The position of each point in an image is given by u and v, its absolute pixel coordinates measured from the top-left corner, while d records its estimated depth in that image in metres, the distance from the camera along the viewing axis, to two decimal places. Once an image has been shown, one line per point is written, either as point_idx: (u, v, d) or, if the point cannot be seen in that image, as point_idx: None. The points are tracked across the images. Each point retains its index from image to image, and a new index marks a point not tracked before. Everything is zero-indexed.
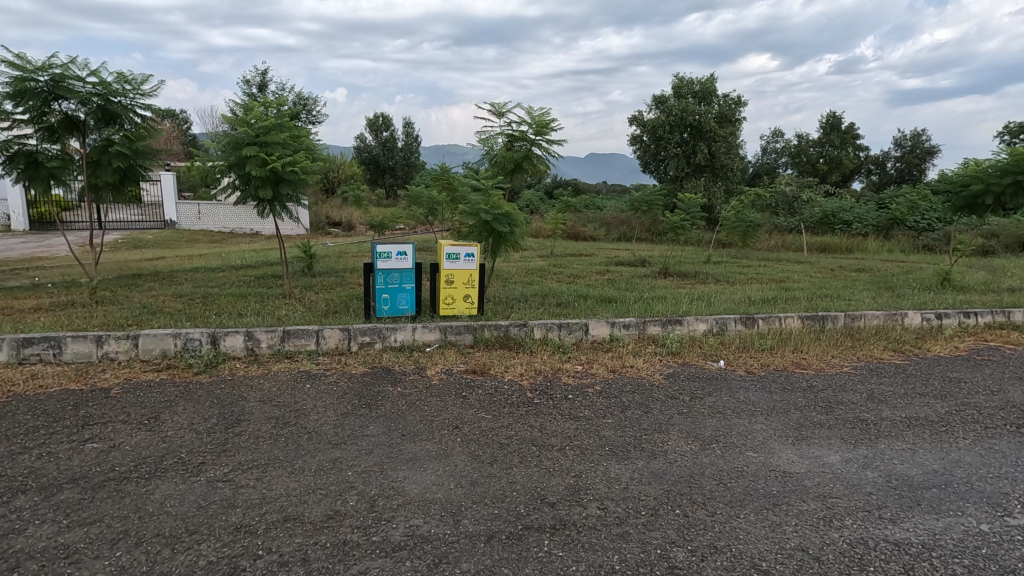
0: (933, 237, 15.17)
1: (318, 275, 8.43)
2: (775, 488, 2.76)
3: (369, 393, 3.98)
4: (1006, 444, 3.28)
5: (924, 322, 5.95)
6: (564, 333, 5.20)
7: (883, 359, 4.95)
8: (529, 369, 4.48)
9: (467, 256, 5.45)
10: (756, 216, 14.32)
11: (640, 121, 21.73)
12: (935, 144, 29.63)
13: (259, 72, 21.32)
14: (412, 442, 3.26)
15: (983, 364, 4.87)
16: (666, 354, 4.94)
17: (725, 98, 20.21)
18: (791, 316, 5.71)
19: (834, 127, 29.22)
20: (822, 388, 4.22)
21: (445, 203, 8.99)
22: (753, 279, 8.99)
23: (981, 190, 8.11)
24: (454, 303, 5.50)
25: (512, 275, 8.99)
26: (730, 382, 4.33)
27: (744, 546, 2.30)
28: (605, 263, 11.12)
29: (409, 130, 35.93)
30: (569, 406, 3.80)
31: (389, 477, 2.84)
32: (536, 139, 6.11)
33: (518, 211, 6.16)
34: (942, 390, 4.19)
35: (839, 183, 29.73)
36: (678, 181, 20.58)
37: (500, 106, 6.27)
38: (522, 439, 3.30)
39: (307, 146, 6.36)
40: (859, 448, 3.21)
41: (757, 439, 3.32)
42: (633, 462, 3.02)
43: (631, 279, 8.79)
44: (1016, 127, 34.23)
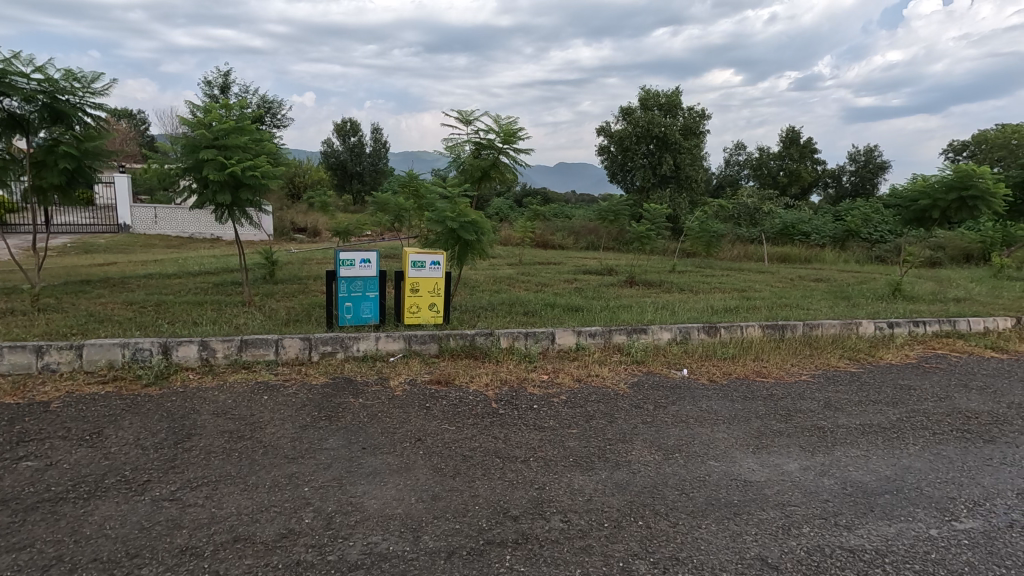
0: (885, 249, 15.83)
1: (280, 282, 8.22)
2: (736, 497, 2.78)
3: (329, 404, 3.87)
4: (953, 450, 3.40)
5: (877, 331, 6.16)
6: (530, 342, 5.18)
7: (838, 367, 5.09)
8: (494, 379, 4.43)
9: (433, 264, 5.39)
10: (719, 227, 14.70)
11: (608, 132, 22.08)
12: (886, 160, 31.03)
13: (221, 74, 20.82)
14: (372, 455, 3.17)
15: (931, 371, 5.08)
16: (631, 363, 4.98)
17: (690, 110, 20.74)
18: (752, 325, 5.83)
19: (793, 142, 30.32)
20: (782, 396, 4.31)
21: (411, 211, 8.90)
22: (715, 288, 9.20)
23: (928, 205, 8.49)
24: (419, 312, 5.42)
25: (480, 283, 8.95)
26: (693, 391, 4.37)
27: (704, 556, 2.30)
28: (573, 272, 11.20)
29: (378, 136, 35.66)
30: (533, 417, 3.77)
31: (347, 492, 2.75)
32: (503, 147, 6.12)
33: (485, 219, 6.11)
34: (894, 397, 4.34)
35: (797, 196, 30.82)
36: (645, 191, 20.95)
37: (466, 114, 6.27)
38: (486, 451, 3.25)
39: (268, 151, 6.19)
40: (816, 455, 3.28)
41: (718, 448, 3.35)
42: (596, 473, 3.01)
43: (599, 288, 8.86)
44: (960, 144, 36.23)
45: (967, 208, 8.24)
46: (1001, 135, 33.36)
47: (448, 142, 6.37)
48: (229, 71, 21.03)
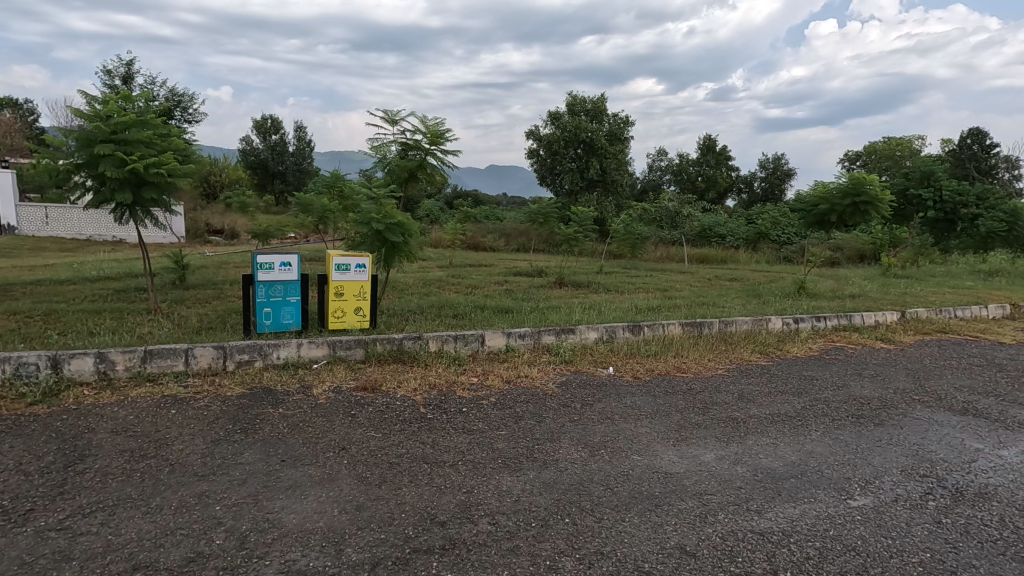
0: (792, 250, 17.09)
1: (192, 287, 7.69)
2: (657, 489, 2.89)
3: (245, 416, 3.65)
4: (849, 434, 3.71)
5: (784, 326, 6.63)
6: (460, 344, 5.15)
7: (751, 361, 5.42)
8: (423, 383, 4.36)
9: (359, 267, 5.22)
10: (643, 230, 15.29)
11: (537, 136, 22.45)
12: (791, 168, 33.54)
13: (123, 63, 19.29)
14: (292, 468, 3.02)
15: (831, 362, 5.53)
16: (560, 362, 5.06)
17: (615, 117, 21.46)
18: (673, 323, 6.11)
19: (709, 149, 32.13)
20: (700, 390, 4.53)
21: (336, 212, 8.62)
22: (639, 288, 9.57)
23: (826, 210, 9.25)
24: (344, 317, 5.23)
25: (409, 286, 8.79)
26: (618, 388, 4.51)
27: (627, 549, 2.37)
28: (504, 274, 11.25)
29: (302, 134, 34.33)
30: (462, 420, 3.74)
31: (263, 509, 2.61)
32: (430, 148, 6.06)
33: (412, 220, 5.99)
34: (799, 387, 4.68)
35: (714, 200, 32.67)
36: (573, 194, 21.44)
37: (392, 114, 6.15)
38: (413, 456, 3.19)
39: (176, 147, 5.77)
40: (730, 445, 3.47)
41: (641, 443, 3.47)
42: (525, 474, 3.02)
43: (529, 289, 8.95)
44: (853, 154, 39.88)
45: (860, 213, 9.05)
46: (888, 147, 37.09)
47: (373, 142, 6.23)
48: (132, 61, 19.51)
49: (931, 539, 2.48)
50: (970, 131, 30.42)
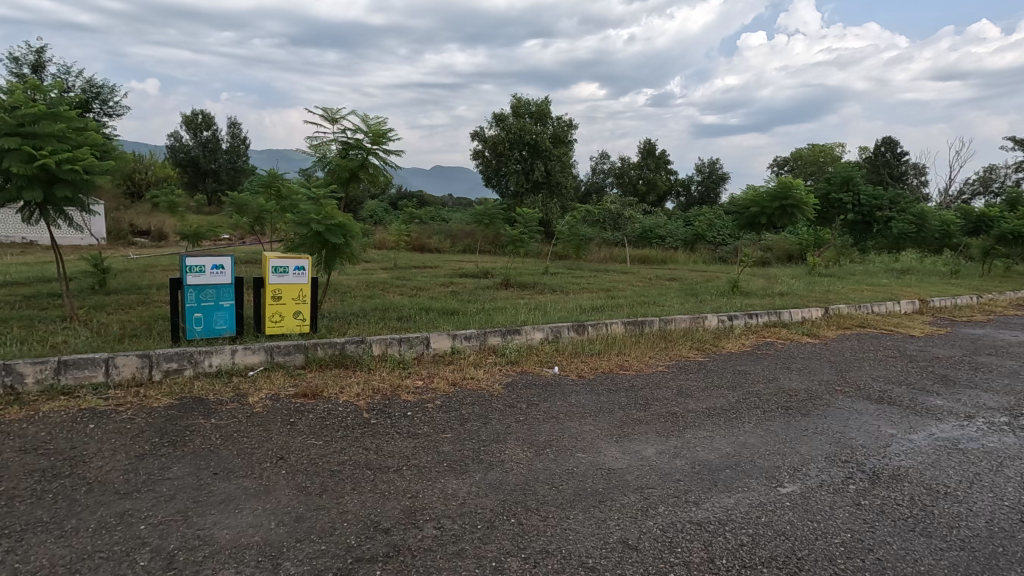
0: (727, 250, 17.91)
1: (113, 292, 7.19)
2: (600, 486, 2.94)
3: (174, 429, 3.45)
4: (778, 424, 3.92)
5: (720, 323, 6.93)
6: (404, 348, 5.07)
7: (689, 358, 5.63)
8: (366, 388, 4.25)
9: (298, 269, 5.04)
10: (587, 231, 15.61)
11: (482, 137, 22.48)
12: (725, 172, 35.15)
13: (33, 51, 17.84)
14: (226, 481, 2.87)
15: (762, 356, 5.83)
16: (506, 363, 5.07)
17: (559, 120, 21.81)
18: (616, 322, 6.27)
19: (650, 153, 33.18)
20: (641, 386, 4.67)
21: (274, 212, 8.29)
22: (583, 288, 9.76)
23: (757, 212, 9.74)
24: (282, 321, 5.03)
25: (352, 289, 8.58)
26: (564, 387, 4.57)
27: (571, 546, 2.40)
28: (450, 275, 11.18)
29: (236, 131, 32.86)
30: (407, 424, 3.68)
31: (193, 525, 2.47)
32: (373, 148, 5.94)
33: (354, 222, 5.83)
34: (733, 381, 4.91)
35: (654, 202, 33.75)
36: (519, 196, 21.60)
37: (332, 112, 5.99)
38: (356, 463, 3.11)
39: (94, 142, 5.41)
40: (670, 439, 3.59)
41: (585, 440, 3.53)
42: (470, 476, 3.01)
43: (475, 291, 8.93)
44: (782, 160, 42.25)
45: (787, 215, 9.58)
46: (812, 154, 39.57)
47: (312, 141, 6.04)
48: (43, 49, 18.07)
49: (851, 520, 2.65)
50: (883, 140, 32.80)
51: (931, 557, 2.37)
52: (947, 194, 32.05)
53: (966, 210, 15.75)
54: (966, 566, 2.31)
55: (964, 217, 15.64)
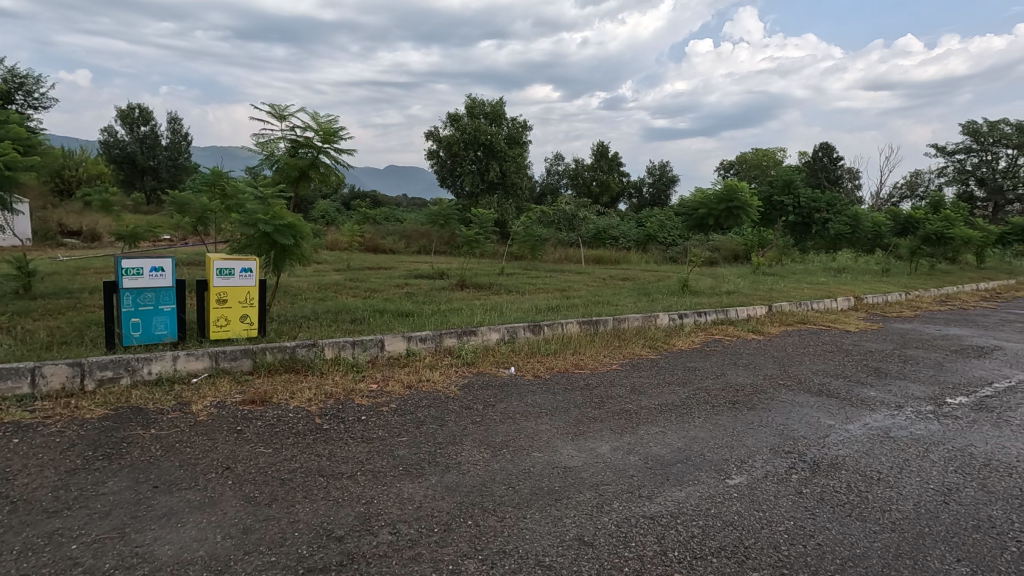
0: (677, 251, 18.45)
1: (40, 297, 6.73)
2: (557, 484, 2.97)
3: (109, 441, 3.25)
4: (726, 418, 4.07)
5: (670, 322, 7.14)
6: (358, 350, 4.97)
7: (641, 355, 5.77)
8: (318, 393, 4.14)
9: (245, 271, 4.86)
10: (542, 232, 15.75)
11: (436, 137, 22.34)
12: (675, 175, 36.20)
13: None
14: (167, 494, 2.73)
15: (711, 353, 6.04)
16: (462, 365, 5.05)
17: (514, 121, 21.92)
18: (571, 322, 6.35)
19: (603, 155, 33.79)
20: (596, 385, 4.75)
21: (218, 211, 7.97)
22: (539, 288, 9.83)
23: (705, 214, 10.08)
24: (227, 325, 4.84)
25: (303, 291, 8.35)
26: (520, 387, 4.59)
27: (528, 545, 2.41)
28: (404, 276, 11.03)
29: (176, 127, 31.43)
30: (361, 429, 3.61)
31: (131, 542, 2.33)
32: (323, 147, 5.80)
33: (304, 222, 5.67)
34: (684, 377, 5.07)
35: (608, 203, 34.41)
36: (474, 197, 21.56)
37: (280, 108, 5.81)
38: (308, 470, 3.02)
39: (17, 136, 5.04)
40: (624, 436, 3.66)
41: (542, 439, 3.56)
42: (426, 479, 2.98)
43: (431, 292, 8.85)
44: (728, 163, 43.90)
45: (733, 217, 9.95)
46: (756, 158, 41.32)
47: (258, 139, 5.86)
48: None
49: (794, 508, 2.77)
50: (820, 145, 34.56)
51: (866, 540, 2.51)
52: (878, 197, 34.08)
53: (895, 212, 16.80)
54: (897, 546, 2.46)
55: (894, 218, 16.66)
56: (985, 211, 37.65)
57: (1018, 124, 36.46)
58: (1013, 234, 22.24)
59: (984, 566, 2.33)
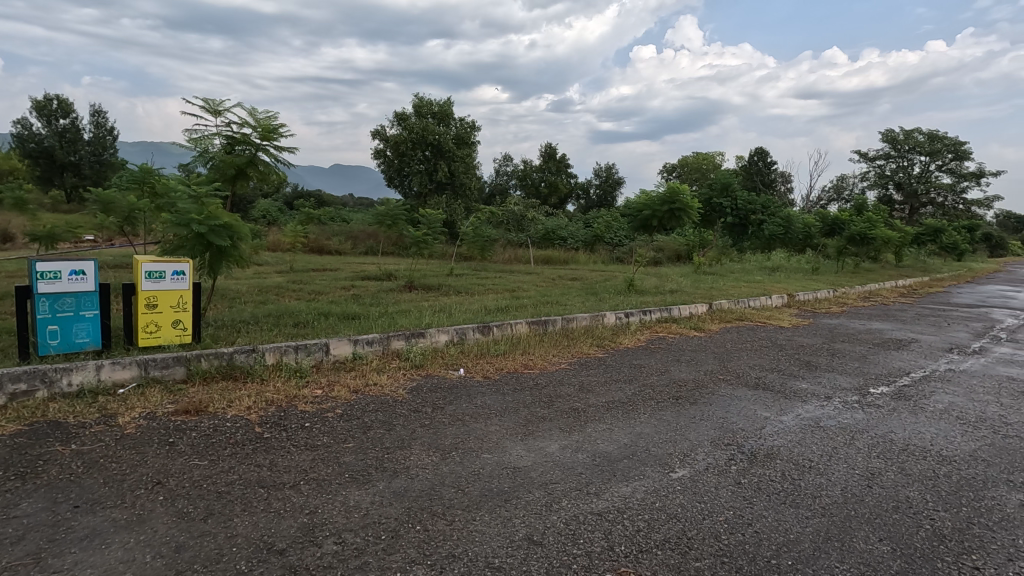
0: (623, 251, 18.92)
1: None
2: (506, 485, 2.97)
3: (23, 459, 3.00)
4: (670, 413, 4.20)
5: (617, 320, 7.32)
6: (301, 355, 4.82)
7: (589, 354, 5.87)
8: (258, 401, 3.97)
9: (177, 274, 4.61)
10: (491, 232, 15.77)
11: (383, 136, 21.97)
12: (621, 177, 37.11)
13: None
14: (90, 514, 2.55)
15: (656, 350, 6.22)
16: (410, 367, 4.97)
17: (462, 122, 21.84)
18: (520, 322, 6.40)
19: (550, 157, 34.20)
20: (545, 384, 4.79)
21: (147, 210, 7.52)
22: (488, 289, 9.83)
23: (649, 215, 10.38)
24: (158, 332, 4.56)
25: (242, 294, 8.00)
26: (470, 389, 4.57)
27: (477, 547, 2.40)
28: (351, 278, 10.78)
29: (100, 120, 29.43)
30: (304, 436, 3.49)
31: (47, 569, 2.16)
32: (262, 144, 5.58)
33: (241, 222, 5.42)
34: (630, 374, 5.19)
35: (556, 204, 34.85)
36: (422, 197, 21.34)
37: (215, 103, 5.55)
38: (246, 482, 2.89)
39: None
40: (573, 434, 3.71)
41: (491, 441, 3.55)
42: (374, 485, 2.91)
43: (378, 293, 8.68)
44: (670, 166, 45.39)
45: (675, 219, 10.30)
46: (696, 161, 43.00)
47: (191, 134, 5.58)
48: None
49: (733, 499, 2.89)
50: (756, 150, 36.27)
51: (799, 525, 2.64)
52: (808, 200, 36.14)
53: (823, 214, 17.86)
54: (827, 530, 2.60)
55: (822, 220, 17.70)
56: (902, 213, 40.66)
57: (930, 133, 39.50)
58: (926, 235, 24.09)
59: (902, 543, 2.51)
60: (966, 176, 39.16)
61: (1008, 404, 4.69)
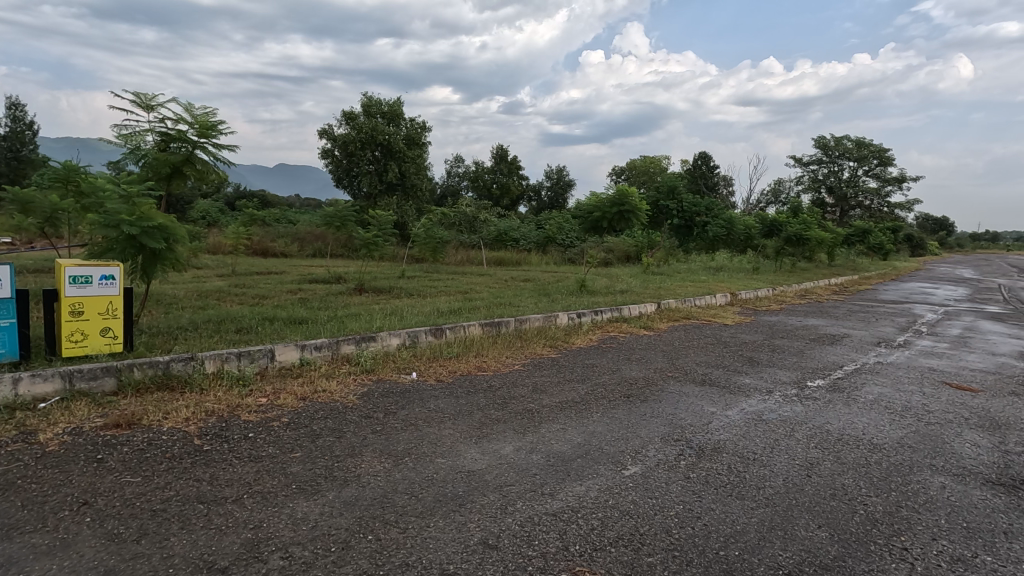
0: (574, 252, 19.19)
1: None
2: (461, 489, 2.94)
3: None
4: (621, 411, 4.27)
5: (569, 320, 7.41)
6: (243, 362, 4.62)
7: (542, 354, 5.91)
8: (196, 411, 3.77)
9: (106, 278, 4.32)
10: (443, 234, 15.65)
11: (330, 135, 21.43)
12: (572, 179, 37.66)
13: None
14: (5, 541, 2.33)
15: (607, 349, 6.34)
16: (360, 372, 4.85)
17: (412, 122, 21.57)
18: (473, 324, 6.37)
19: (502, 159, 34.28)
20: (498, 386, 4.77)
21: (71, 211, 7.03)
22: (441, 291, 9.74)
23: (599, 217, 10.56)
24: (84, 340, 4.25)
25: (179, 299, 7.60)
26: (422, 392, 4.50)
27: (431, 554, 2.36)
28: (297, 281, 10.44)
29: (18, 113, 27.41)
30: (248, 447, 3.34)
31: None
32: (199, 141, 5.31)
33: (178, 223, 5.13)
34: (583, 374, 5.26)
35: (508, 206, 34.98)
36: (372, 198, 20.94)
37: (146, 97, 5.24)
38: (184, 498, 2.73)
39: None
40: (527, 435, 3.71)
41: (445, 445, 3.50)
42: (323, 496, 2.81)
43: (326, 297, 8.44)
44: (619, 170, 46.45)
45: (625, 220, 10.53)
46: (644, 165, 44.22)
47: (121, 130, 5.26)
48: None
49: (682, 493, 2.96)
50: (699, 155, 37.60)
51: (745, 517, 2.74)
52: (748, 203, 37.79)
53: (762, 216, 18.69)
54: (771, 520, 2.71)
55: (762, 222, 18.51)
56: (833, 215, 43.12)
57: (857, 140, 42.03)
58: (855, 236, 25.61)
59: (840, 529, 2.64)
60: (889, 181, 41.92)
61: (930, 393, 5.04)
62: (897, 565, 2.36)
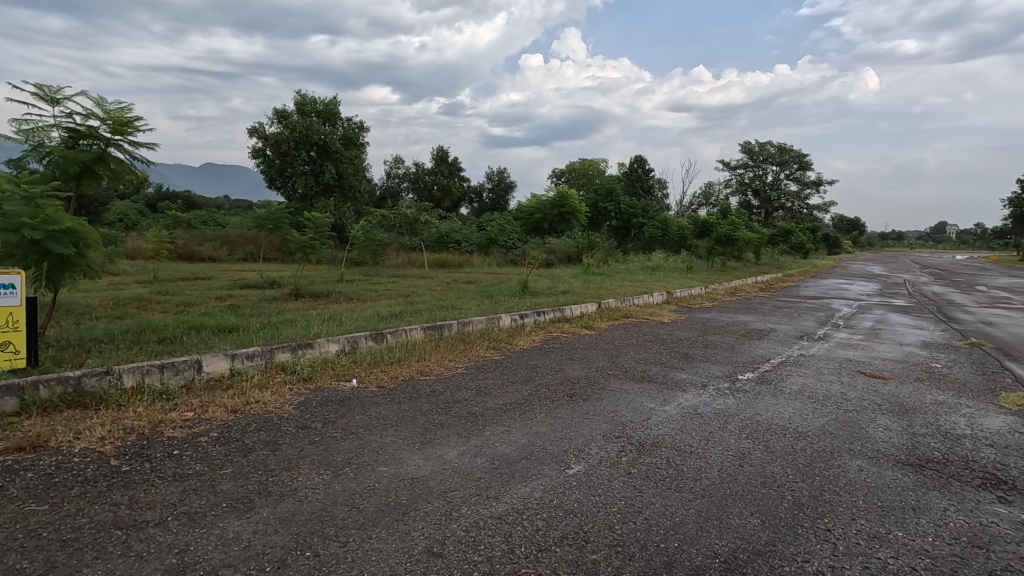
0: (516, 253, 19.29)
1: None
2: (403, 497, 2.87)
3: None
4: (564, 411, 4.31)
5: (512, 322, 7.43)
6: (167, 374, 4.33)
7: (486, 357, 5.89)
8: (114, 430, 3.49)
9: (4, 288, 3.89)
10: (383, 236, 15.34)
11: (261, 134, 20.56)
12: (513, 181, 37.91)
13: None
14: None
15: (550, 350, 6.40)
16: (296, 381, 4.65)
17: (349, 122, 21.02)
18: (415, 328, 6.27)
19: (443, 160, 33.98)
20: (442, 390, 4.71)
21: None
22: (382, 295, 9.52)
23: (541, 218, 10.66)
24: None
25: (92, 308, 7.03)
26: (363, 400, 4.37)
27: (374, 566, 2.29)
28: (227, 287, 9.91)
29: None
30: (173, 465, 3.12)
31: None
32: (114, 138, 4.94)
33: (89, 227, 4.74)
34: (527, 374, 5.29)
35: (449, 207, 34.73)
36: (307, 199, 20.23)
37: (51, 89, 4.81)
38: (100, 525, 2.52)
39: None
40: (470, 439, 3.68)
41: (387, 453, 3.41)
42: (256, 513, 2.67)
43: (259, 303, 8.06)
44: (559, 172, 47.23)
45: (565, 222, 10.69)
46: (583, 167, 45.15)
47: (22, 125, 4.81)
48: None
49: (624, 489, 3.03)
50: (635, 158, 38.77)
51: (684, 509, 2.82)
52: (682, 204, 39.31)
53: (695, 217, 19.48)
54: (707, 510, 2.81)
55: (695, 223, 19.31)
56: (759, 217, 45.56)
57: (779, 146, 44.66)
58: (779, 236, 27.21)
59: (770, 515, 2.77)
60: (808, 184, 44.80)
61: (847, 382, 5.42)
62: (821, 546, 2.51)
